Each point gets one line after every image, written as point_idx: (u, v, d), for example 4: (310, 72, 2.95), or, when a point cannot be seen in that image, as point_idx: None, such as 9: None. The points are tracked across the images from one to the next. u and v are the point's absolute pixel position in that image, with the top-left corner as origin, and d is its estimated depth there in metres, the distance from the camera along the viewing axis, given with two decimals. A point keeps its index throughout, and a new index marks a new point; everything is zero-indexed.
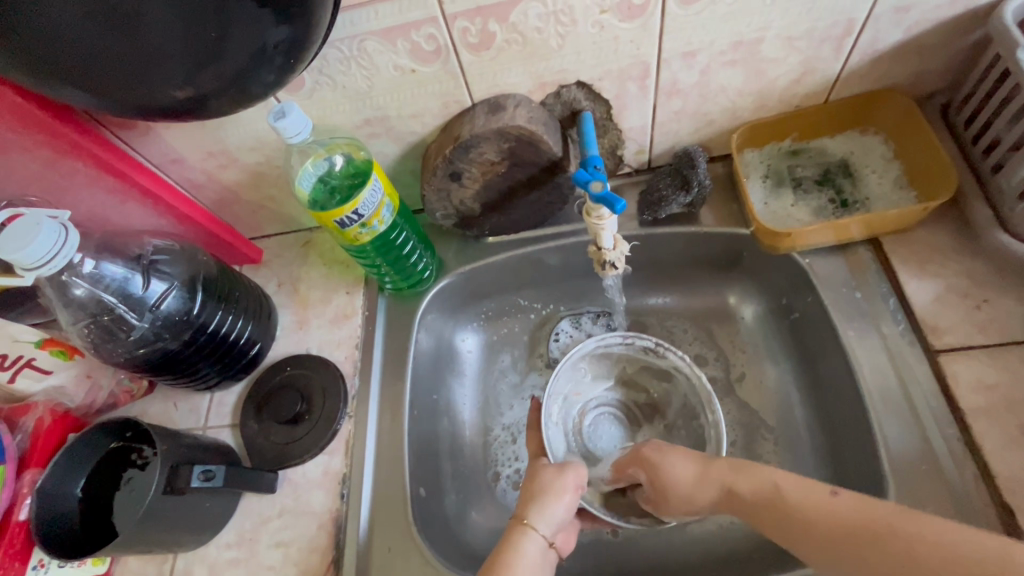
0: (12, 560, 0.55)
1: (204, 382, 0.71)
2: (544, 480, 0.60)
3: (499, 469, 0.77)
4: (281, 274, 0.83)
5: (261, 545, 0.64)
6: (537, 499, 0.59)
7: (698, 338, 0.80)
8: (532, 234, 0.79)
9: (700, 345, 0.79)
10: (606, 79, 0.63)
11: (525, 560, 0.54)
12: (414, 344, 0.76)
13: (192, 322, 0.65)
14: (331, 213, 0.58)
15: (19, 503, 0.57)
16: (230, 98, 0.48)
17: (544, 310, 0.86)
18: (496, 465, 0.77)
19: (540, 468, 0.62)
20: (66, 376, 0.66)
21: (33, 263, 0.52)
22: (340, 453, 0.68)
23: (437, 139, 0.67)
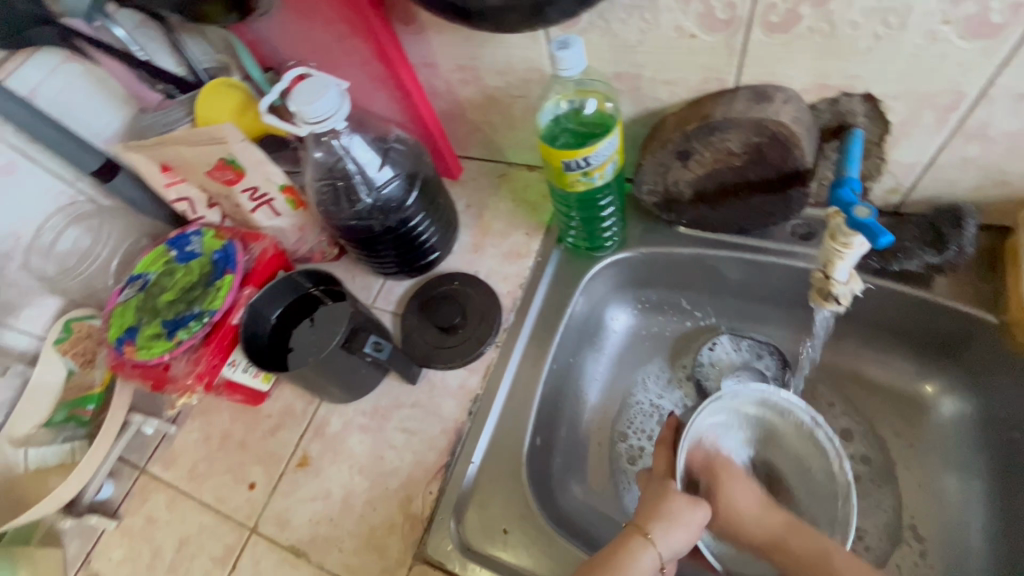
0: (219, 352, 0.65)
1: (385, 268, 0.78)
2: (672, 506, 0.57)
3: (609, 452, 0.77)
4: (472, 196, 0.87)
5: (389, 425, 0.71)
6: (661, 516, 0.56)
7: (847, 412, 0.74)
8: (730, 238, 0.74)
9: (847, 419, 0.73)
10: (901, 100, 0.55)
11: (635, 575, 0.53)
12: (572, 305, 0.76)
13: (400, 212, 0.71)
14: (563, 153, 0.59)
15: (235, 309, 0.67)
16: (524, 17, 0.50)
17: (701, 320, 0.83)
18: (607, 446, 0.78)
19: (665, 489, 0.58)
20: (288, 221, 0.77)
21: (314, 118, 0.59)
22: (478, 374, 0.72)
23: (681, 113, 0.64)
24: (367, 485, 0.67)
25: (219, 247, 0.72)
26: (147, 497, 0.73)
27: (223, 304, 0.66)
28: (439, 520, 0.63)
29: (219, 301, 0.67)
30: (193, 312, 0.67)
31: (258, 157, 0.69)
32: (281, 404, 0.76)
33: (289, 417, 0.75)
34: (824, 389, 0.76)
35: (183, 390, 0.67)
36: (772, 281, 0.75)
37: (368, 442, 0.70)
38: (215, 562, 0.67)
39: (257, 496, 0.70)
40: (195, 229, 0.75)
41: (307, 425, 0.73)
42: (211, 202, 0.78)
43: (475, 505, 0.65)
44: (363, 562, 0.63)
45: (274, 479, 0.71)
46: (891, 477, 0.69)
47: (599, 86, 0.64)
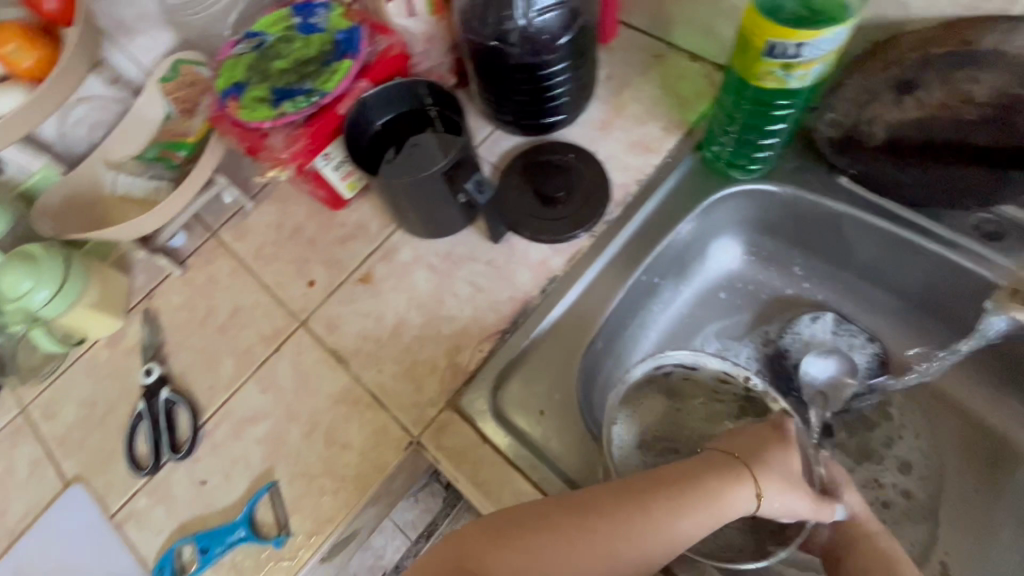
0: (321, 136, 0.61)
1: (500, 114, 0.71)
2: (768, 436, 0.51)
3: None
4: (616, 68, 0.77)
5: (458, 275, 0.68)
6: (758, 446, 0.51)
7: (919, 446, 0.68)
8: (895, 209, 0.63)
9: (914, 453, 0.68)
10: None
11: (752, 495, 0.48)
12: (680, 227, 0.69)
13: (547, 50, 0.62)
14: (777, 31, 0.47)
15: (345, 98, 0.62)
16: None
17: (808, 291, 0.75)
18: None
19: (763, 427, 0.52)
20: (419, 26, 0.68)
21: None
22: (564, 256, 0.67)
23: (926, 33, 0.52)
24: (420, 323, 0.66)
25: (345, 29, 0.66)
26: (214, 260, 0.75)
27: (335, 89, 0.61)
28: (482, 381, 0.62)
29: (332, 84, 0.61)
30: (303, 88, 0.62)
31: None
32: (358, 217, 0.73)
33: (360, 232, 0.73)
34: (910, 411, 0.69)
35: (273, 165, 0.63)
36: (909, 271, 0.66)
37: (433, 282, 0.68)
38: (261, 339, 0.69)
39: (313, 294, 0.70)
40: (323, 2, 0.68)
41: (376, 247, 0.72)
42: None
43: (520, 379, 0.63)
44: (397, 389, 0.63)
45: (333, 284, 0.70)
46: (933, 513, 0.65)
47: None
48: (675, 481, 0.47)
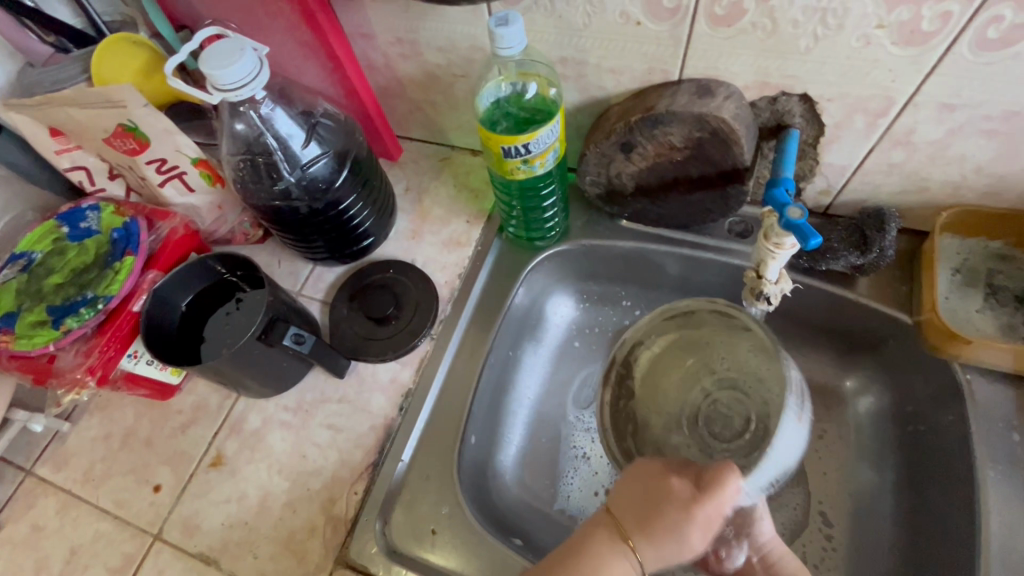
0: (116, 342, 0.58)
1: (313, 253, 0.73)
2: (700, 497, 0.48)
3: (546, 449, 0.76)
4: (411, 180, 0.83)
5: (314, 423, 0.66)
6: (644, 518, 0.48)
7: None
8: (671, 233, 0.74)
9: None
10: (835, 102, 0.56)
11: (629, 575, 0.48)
12: (512, 299, 0.74)
13: (327, 193, 0.65)
14: (503, 138, 0.56)
15: (135, 295, 0.60)
16: None
17: (641, 316, 0.84)
18: (544, 442, 0.77)
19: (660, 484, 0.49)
20: (201, 199, 0.70)
21: (227, 85, 0.53)
22: (411, 367, 0.68)
23: (626, 103, 0.62)
24: (286, 487, 0.63)
25: (121, 225, 0.65)
26: (34, 502, 0.66)
27: (121, 289, 0.60)
28: (365, 524, 0.60)
29: (117, 286, 0.60)
30: (85, 297, 0.60)
31: (164, 126, 0.61)
32: (194, 399, 0.69)
33: (200, 413, 0.69)
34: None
35: (71, 386, 0.58)
36: (702, 276, 0.76)
37: (290, 439, 0.66)
38: (111, 573, 0.61)
39: (161, 499, 0.64)
40: (91, 204, 0.67)
41: (221, 423, 0.68)
42: (112, 173, 0.70)
43: (404, 507, 0.62)
44: (280, 569, 0.59)
45: (182, 480, 0.65)
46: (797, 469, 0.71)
47: (541, 69, 0.61)
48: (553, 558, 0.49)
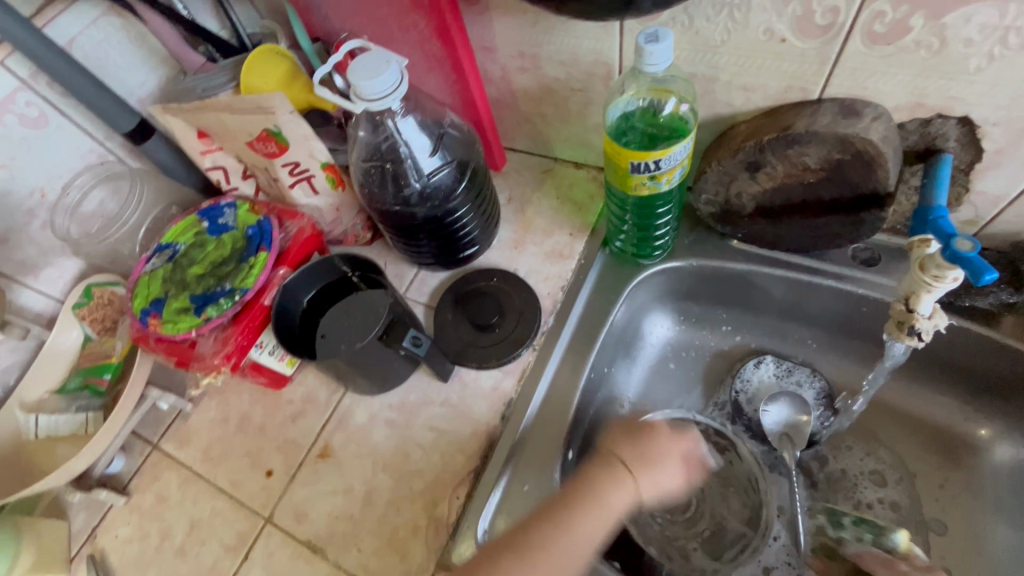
0: (250, 332, 0.62)
1: (421, 257, 0.75)
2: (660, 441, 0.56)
3: None
4: (514, 190, 0.84)
5: (418, 423, 0.68)
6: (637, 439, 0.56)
7: (875, 454, 0.71)
8: (785, 257, 0.71)
9: (876, 462, 0.71)
10: (1000, 126, 0.51)
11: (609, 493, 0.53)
12: (614, 315, 0.73)
13: (447, 202, 0.67)
14: (633, 153, 0.55)
15: (267, 288, 0.63)
16: (616, 5, 0.46)
17: (741, 340, 0.80)
18: None
19: (645, 427, 0.57)
20: (325, 201, 0.73)
21: (371, 95, 0.56)
22: (513, 376, 0.69)
23: (758, 122, 0.60)
24: (390, 484, 0.65)
25: (254, 223, 0.69)
26: (159, 475, 0.71)
27: (256, 283, 0.63)
28: (467, 529, 0.61)
29: (252, 279, 0.64)
30: (223, 288, 0.64)
31: (305, 132, 0.65)
32: (305, 390, 0.73)
33: (311, 404, 0.72)
34: (869, 425, 0.72)
35: (208, 370, 0.62)
36: (815, 302, 0.72)
37: (394, 437, 0.68)
38: (227, 550, 0.65)
39: (273, 484, 0.67)
40: (229, 202, 0.72)
41: (329, 415, 0.71)
42: (245, 174, 0.75)
43: (505, 516, 0.62)
44: (383, 564, 0.60)
45: (292, 467, 0.68)
46: (919, 517, 0.67)
47: (679, 84, 0.58)
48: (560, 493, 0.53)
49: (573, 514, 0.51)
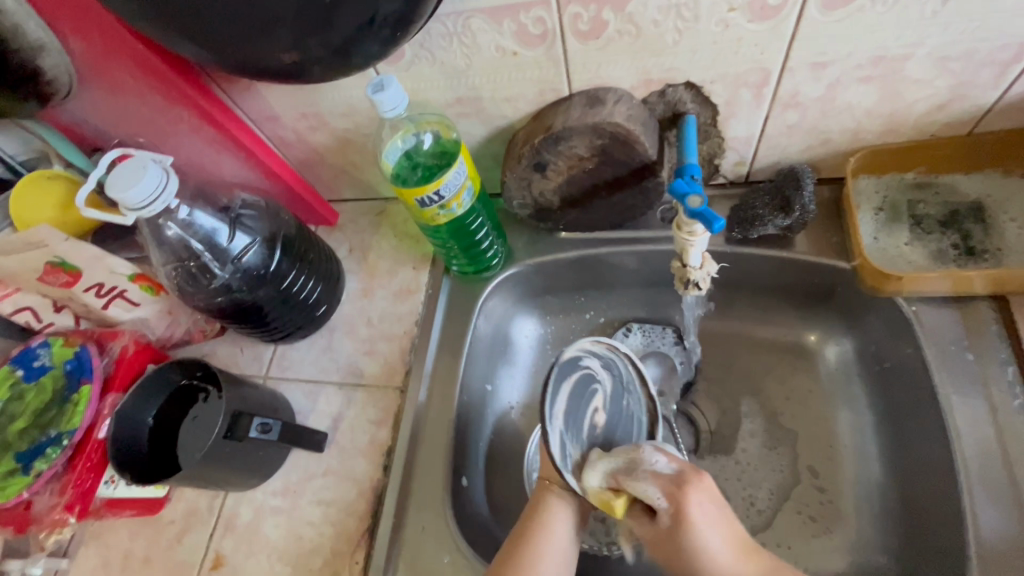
0: (88, 473, 0.60)
1: (269, 335, 0.73)
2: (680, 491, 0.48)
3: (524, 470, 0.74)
4: (353, 240, 0.83)
5: (305, 500, 0.67)
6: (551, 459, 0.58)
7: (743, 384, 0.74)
8: (609, 234, 0.74)
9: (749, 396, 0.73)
10: (718, 83, 0.58)
11: (555, 526, 0.55)
12: (472, 329, 0.74)
13: (267, 278, 0.67)
14: (413, 190, 0.57)
15: (99, 422, 0.62)
16: (333, 66, 0.48)
17: (603, 316, 0.81)
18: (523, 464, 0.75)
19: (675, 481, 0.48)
20: (151, 310, 0.71)
21: (136, 204, 0.54)
22: (387, 425, 0.69)
23: (528, 127, 0.64)
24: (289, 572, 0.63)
25: (72, 355, 0.65)
26: None
27: (82, 422, 0.61)
28: None
29: (78, 419, 0.61)
30: (49, 437, 0.61)
31: (92, 253, 0.64)
32: (184, 506, 0.69)
33: (193, 520, 0.68)
34: (733, 360, 0.76)
35: (51, 527, 0.60)
36: (664, 266, 0.75)
37: (283, 523, 0.66)
38: None
39: None
40: (40, 341, 0.66)
41: (214, 523, 0.67)
42: (58, 306, 0.70)
43: (405, 564, 0.62)
44: None
45: None
46: (782, 431, 0.71)
47: (432, 118, 0.64)
48: (519, 527, 0.56)
49: (519, 556, 0.54)
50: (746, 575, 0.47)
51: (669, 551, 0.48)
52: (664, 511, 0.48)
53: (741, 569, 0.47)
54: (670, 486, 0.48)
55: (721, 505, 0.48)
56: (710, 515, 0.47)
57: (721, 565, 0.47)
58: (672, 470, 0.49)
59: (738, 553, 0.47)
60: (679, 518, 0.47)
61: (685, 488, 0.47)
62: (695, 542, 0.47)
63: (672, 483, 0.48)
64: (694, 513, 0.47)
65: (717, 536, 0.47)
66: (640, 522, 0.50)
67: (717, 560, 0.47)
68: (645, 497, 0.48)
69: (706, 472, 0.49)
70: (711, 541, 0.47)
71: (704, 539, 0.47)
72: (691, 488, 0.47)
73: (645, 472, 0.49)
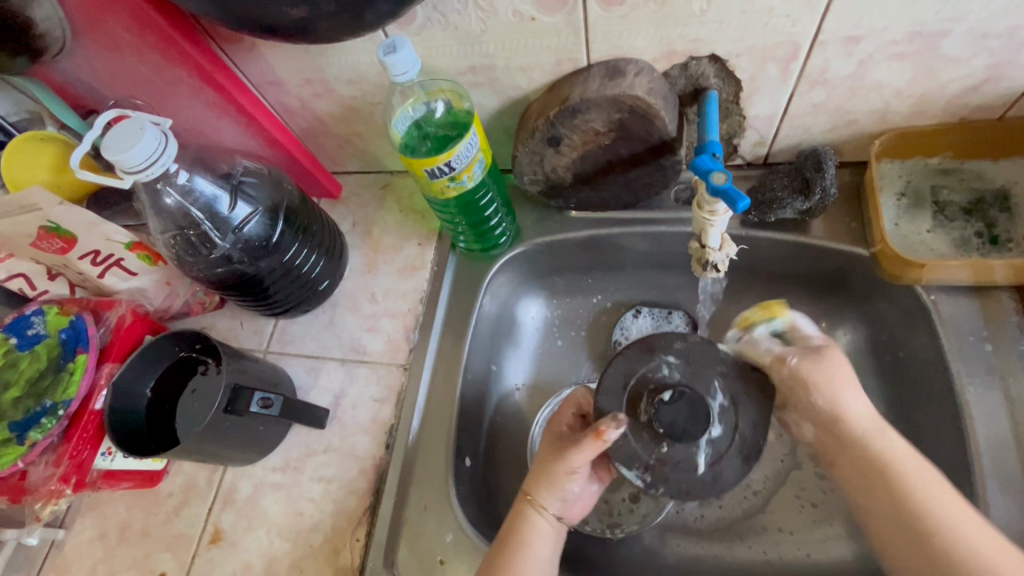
0: (84, 444, 0.59)
1: (269, 309, 0.71)
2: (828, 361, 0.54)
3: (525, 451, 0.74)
4: (357, 214, 0.80)
5: (305, 477, 0.66)
6: (547, 479, 0.56)
7: None
8: (621, 215, 0.72)
9: None
10: (744, 57, 0.55)
11: (537, 542, 0.55)
12: (478, 308, 0.72)
13: (269, 249, 0.64)
14: (423, 161, 0.55)
15: (95, 393, 0.60)
16: (342, 24, 0.45)
17: (611, 299, 0.80)
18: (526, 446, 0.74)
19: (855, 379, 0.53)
20: (148, 280, 0.69)
21: (133, 166, 0.52)
22: (390, 403, 0.68)
23: (542, 99, 0.61)
24: (289, 548, 0.63)
25: (67, 324, 0.63)
26: None
27: (78, 392, 0.60)
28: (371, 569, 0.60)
29: (73, 389, 0.60)
30: (44, 407, 0.60)
31: (90, 219, 0.63)
32: (181, 480, 0.68)
33: (191, 493, 0.67)
34: None
35: (47, 497, 0.59)
36: (676, 249, 0.73)
37: (283, 499, 0.65)
38: None
39: None
40: (34, 308, 0.65)
41: (212, 498, 0.66)
42: (52, 274, 0.68)
43: (408, 543, 0.61)
44: None
45: (185, 563, 0.64)
46: None
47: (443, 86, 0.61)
48: (495, 544, 0.55)
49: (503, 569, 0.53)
50: (873, 418, 0.52)
51: (796, 373, 0.54)
52: (778, 364, 0.55)
53: (869, 408, 0.52)
54: (823, 341, 0.56)
55: (848, 367, 0.54)
56: (850, 375, 0.53)
57: (855, 416, 0.52)
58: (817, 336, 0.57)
59: (871, 408, 0.52)
60: (803, 371, 0.54)
61: (823, 351, 0.54)
62: (853, 396, 0.52)
63: (808, 350, 0.55)
64: (829, 363, 0.53)
65: (857, 403, 0.52)
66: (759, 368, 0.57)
67: (848, 411, 0.52)
68: (766, 345, 0.58)
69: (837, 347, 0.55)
70: (852, 399, 0.52)
71: (837, 376, 0.53)
72: (830, 350, 0.54)
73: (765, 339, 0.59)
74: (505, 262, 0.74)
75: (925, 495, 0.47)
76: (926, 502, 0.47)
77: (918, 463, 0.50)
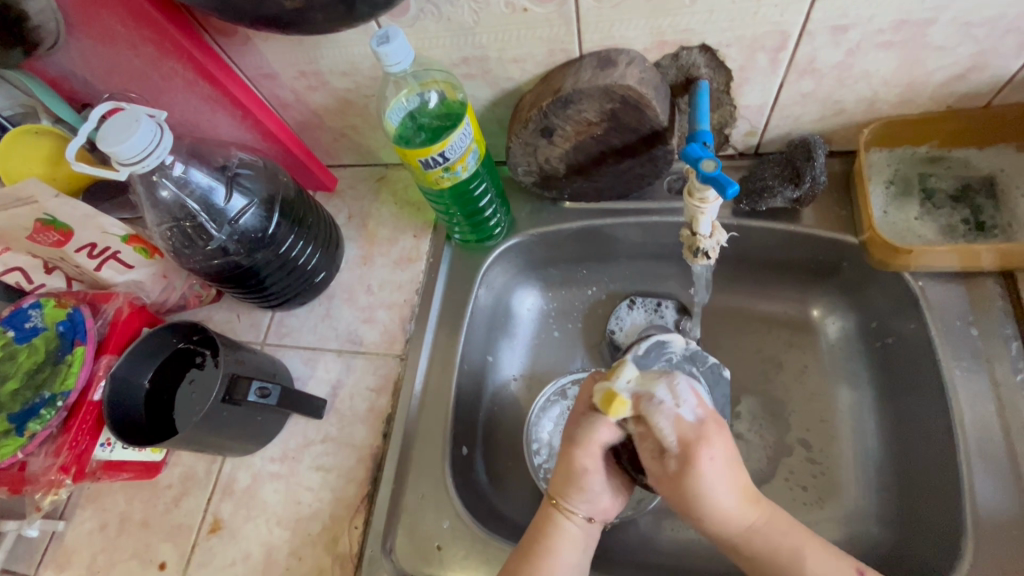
0: (83, 435, 0.60)
1: (266, 301, 0.72)
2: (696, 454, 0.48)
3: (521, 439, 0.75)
4: (352, 207, 0.81)
5: (303, 466, 0.66)
6: (571, 483, 0.52)
7: (745, 359, 0.74)
8: (614, 205, 0.73)
9: (750, 371, 0.73)
10: (733, 46, 0.56)
11: (562, 547, 0.52)
12: (474, 299, 0.73)
13: (265, 241, 0.65)
14: (417, 151, 0.56)
15: (94, 384, 0.61)
16: (336, 14, 0.45)
17: (605, 288, 0.81)
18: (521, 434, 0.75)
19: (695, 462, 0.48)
20: (145, 273, 0.69)
21: (129, 158, 0.52)
22: (387, 393, 0.69)
23: (535, 90, 0.62)
24: (289, 536, 0.63)
25: (65, 317, 0.64)
26: None
27: (77, 383, 0.60)
28: (371, 554, 0.61)
29: (72, 380, 0.60)
30: (42, 397, 0.60)
31: (85, 211, 0.64)
32: (181, 471, 0.68)
33: (190, 484, 0.68)
34: (734, 333, 0.76)
35: (48, 488, 0.59)
36: (668, 239, 0.74)
37: (282, 489, 0.66)
38: None
39: None
40: (31, 301, 0.65)
41: (212, 488, 0.67)
42: (48, 267, 0.69)
43: (406, 530, 0.62)
44: None
45: (185, 552, 0.64)
46: (782, 405, 0.71)
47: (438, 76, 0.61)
48: (517, 552, 0.53)
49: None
50: (750, 521, 0.50)
51: (680, 479, 0.49)
52: (674, 454, 0.49)
53: (746, 513, 0.50)
54: (686, 433, 0.49)
55: (729, 456, 0.49)
56: (721, 460, 0.49)
57: (729, 518, 0.50)
58: (694, 418, 0.50)
59: (745, 503, 0.50)
60: (688, 462, 0.48)
61: (698, 445, 0.48)
62: (701, 486, 0.48)
63: (685, 439, 0.49)
64: (702, 465, 0.48)
65: (725, 487, 0.49)
66: (646, 456, 0.51)
67: (727, 515, 0.50)
68: (659, 432, 0.49)
69: (727, 426, 0.50)
70: (721, 496, 0.49)
71: (714, 485, 0.48)
72: (703, 446, 0.48)
73: (666, 410, 0.50)
74: (502, 253, 0.75)
75: (796, 546, 0.50)
76: (799, 551, 0.50)
77: (779, 522, 0.51)
